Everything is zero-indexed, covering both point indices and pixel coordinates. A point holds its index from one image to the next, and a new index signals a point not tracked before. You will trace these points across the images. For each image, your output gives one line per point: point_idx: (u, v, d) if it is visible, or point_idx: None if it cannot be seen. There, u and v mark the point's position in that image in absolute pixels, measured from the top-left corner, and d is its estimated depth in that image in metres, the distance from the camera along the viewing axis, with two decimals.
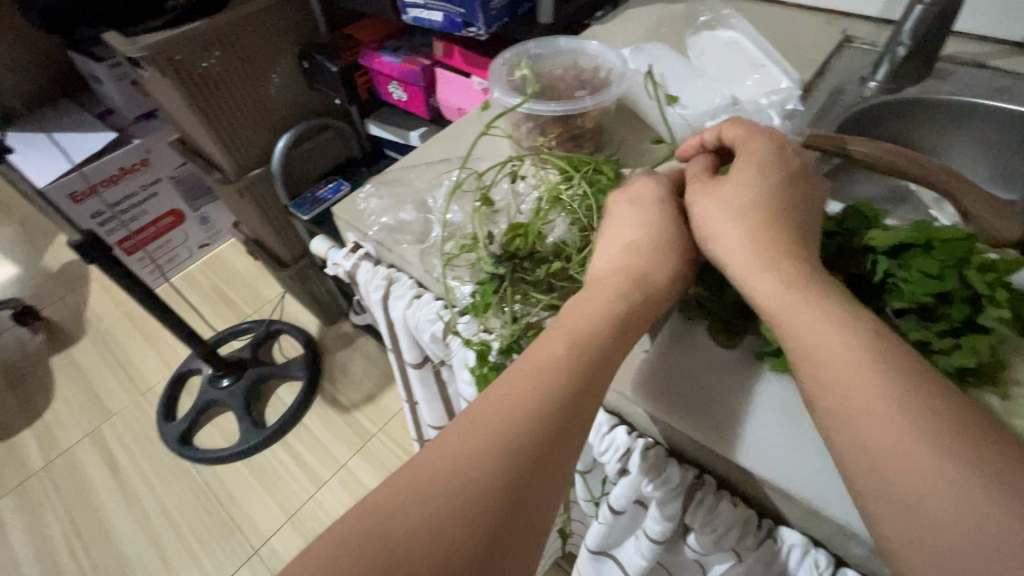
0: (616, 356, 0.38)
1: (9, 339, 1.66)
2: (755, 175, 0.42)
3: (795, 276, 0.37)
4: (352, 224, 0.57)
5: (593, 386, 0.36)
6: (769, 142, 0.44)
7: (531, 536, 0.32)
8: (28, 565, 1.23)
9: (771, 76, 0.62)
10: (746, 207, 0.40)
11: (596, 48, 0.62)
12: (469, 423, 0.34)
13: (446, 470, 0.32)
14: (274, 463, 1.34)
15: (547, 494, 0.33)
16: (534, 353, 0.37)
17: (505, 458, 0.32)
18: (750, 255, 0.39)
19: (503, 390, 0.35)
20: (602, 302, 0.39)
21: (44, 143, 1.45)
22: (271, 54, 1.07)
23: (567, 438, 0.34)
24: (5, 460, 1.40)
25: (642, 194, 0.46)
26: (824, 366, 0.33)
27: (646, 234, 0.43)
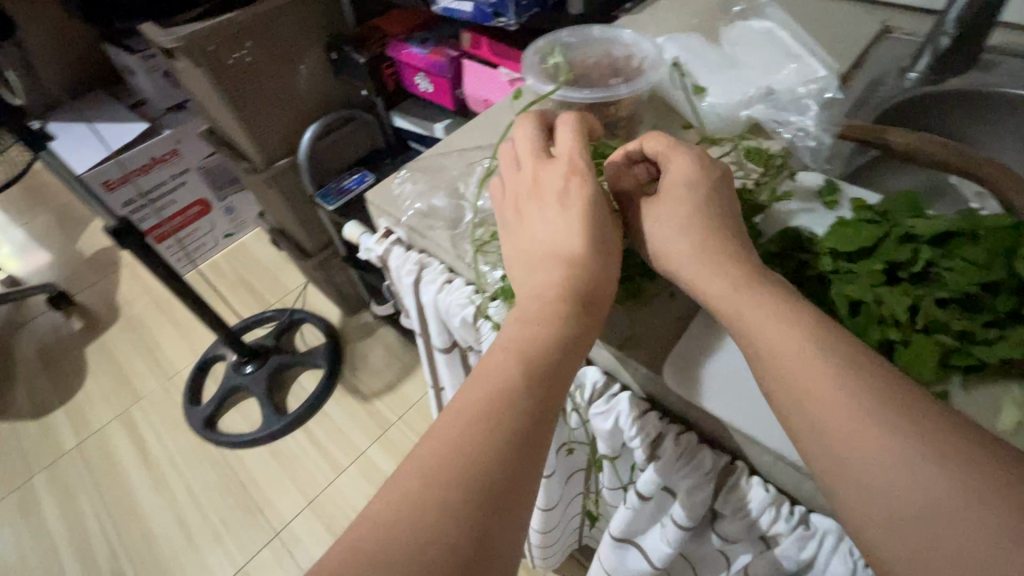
0: (563, 368, 0.38)
1: (44, 322, 1.72)
2: (687, 185, 0.42)
3: (743, 282, 0.38)
4: (386, 209, 0.58)
5: (545, 401, 0.37)
6: (693, 149, 0.44)
7: (510, 540, 0.33)
8: (61, 540, 1.28)
9: (808, 66, 0.61)
10: (683, 222, 0.42)
11: (629, 38, 0.62)
12: (424, 464, 0.34)
13: (407, 519, 0.32)
14: (296, 449, 1.37)
15: (522, 497, 0.34)
16: (481, 380, 0.37)
17: (465, 494, 0.32)
18: (691, 265, 0.40)
19: (453, 425, 0.35)
20: (548, 304, 0.40)
21: (81, 132, 1.49)
22: (302, 46, 1.09)
23: (532, 442, 0.35)
24: (40, 438, 1.45)
25: (568, 197, 0.43)
26: (808, 377, 0.33)
27: (576, 241, 0.42)
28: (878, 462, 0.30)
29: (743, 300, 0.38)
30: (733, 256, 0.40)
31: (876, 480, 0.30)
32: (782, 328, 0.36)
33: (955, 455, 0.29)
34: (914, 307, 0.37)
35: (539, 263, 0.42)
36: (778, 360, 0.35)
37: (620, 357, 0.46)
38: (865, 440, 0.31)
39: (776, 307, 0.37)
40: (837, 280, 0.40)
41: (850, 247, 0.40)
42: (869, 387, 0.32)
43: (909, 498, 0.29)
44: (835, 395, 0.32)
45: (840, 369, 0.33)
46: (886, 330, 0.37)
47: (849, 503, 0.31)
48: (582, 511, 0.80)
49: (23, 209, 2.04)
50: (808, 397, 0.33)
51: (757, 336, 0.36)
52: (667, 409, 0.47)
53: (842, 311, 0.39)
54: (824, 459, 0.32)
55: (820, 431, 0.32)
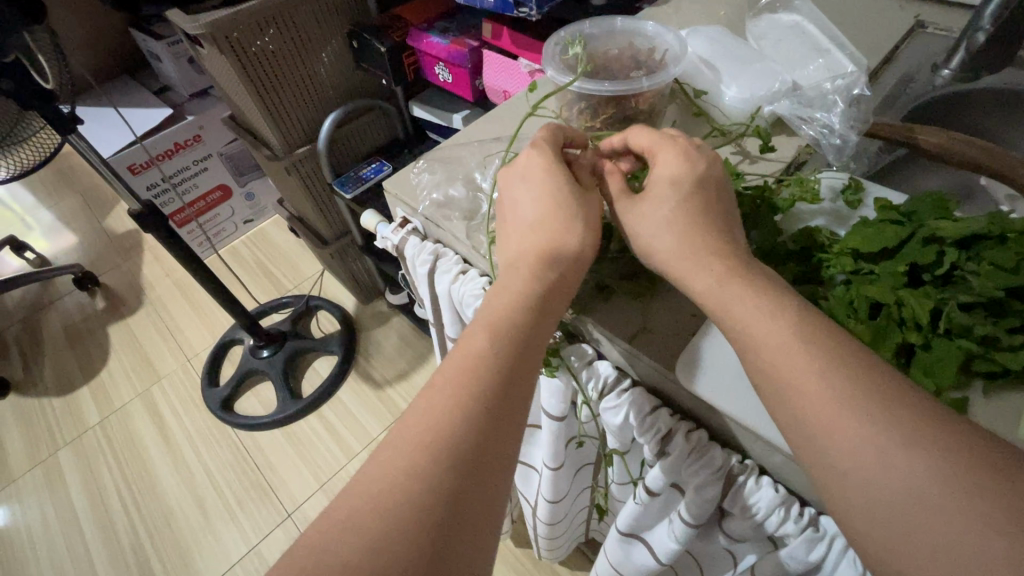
0: (534, 341, 0.40)
1: (70, 301, 1.77)
2: (671, 181, 0.42)
3: (730, 277, 0.38)
4: (404, 198, 0.59)
5: (516, 374, 0.38)
6: (677, 142, 0.44)
7: (486, 511, 0.34)
8: (84, 512, 1.32)
9: (836, 61, 0.60)
10: (665, 219, 0.41)
11: (652, 30, 0.61)
12: (399, 438, 0.36)
13: (381, 490, 0.33)
14: (309, 432, 1.40)
15: (497, 470, 0.36)
16: (453, 357, 0.39)
17: (438, 463, 0.34)
18: (679, 261, 0.40)
19: (427, 399, 0.37)
20: (518, 289, 0.41)
21: (108, 117, 1.53)
22: (323, 35, 1.09)
23: (503, 417, 0.37)
24: (65, 413, 1.50)
25: (530, 170, 0.46)
26: (809, 380, 0.33)
27: (540, 212, 0.44)
28: (876, 466, 0.30)
29: (744, 299, 0.37)
30: (727, 256, 0.39)
31: (876, 485, 0.30)
32: (782, 329, 0.35)
33: (958, 459, 0.29)
34: (937, 310, 0.37)
35: (511, 240, 0.45)
36: (778, 364, 0.34)
37: (633, 352, 0.46)
38: (864, 443, 0.30)
39: (781, 309, 0.36)
40: (858, 281, 0.40)
41: (872, 247, 0.40)
42: (870, 389, 0.32)
43: (909, 503, 0.29)
44: (838, 398, 0.32)
45: (843, 371, 0.33)
46: (906, 333, 0.37)
47: (848, 506, 0.31)
48: (589, 504, 0.80)
49: (51, 190, 2.09)
50: (808, 401, 0.33)
51: (753, 338, 0.36)
52: (679, 405, 0.46)
53: (863, 313, 0.38)
54: (825, 463, 0.32)
55: (819, 435, 0.32)
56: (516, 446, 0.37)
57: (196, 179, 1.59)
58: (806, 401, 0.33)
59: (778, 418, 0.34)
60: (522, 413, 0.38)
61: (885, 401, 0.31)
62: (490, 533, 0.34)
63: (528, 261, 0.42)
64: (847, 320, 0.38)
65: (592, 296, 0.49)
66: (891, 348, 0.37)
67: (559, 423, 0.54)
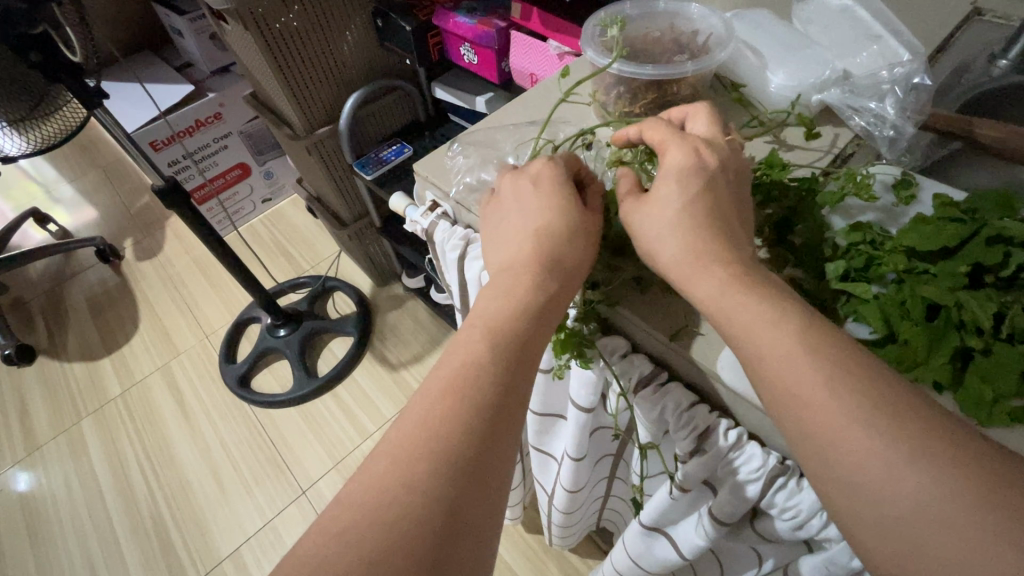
0: (531, 346, 0.40)
1: (92, 274, 1.79)
2: (677, 182, 0.40)
3: (752, 277, 0.37)
4: (436, 182, 0.58)
5: (515, 379, 0.38)
6: (686, 140, 0.42)
7: (484, 515, 0.35)
8: (105, 479, 1.36)
9: (890, 48, 0.57)
10: (672, 221, 0.39)
11: (697, 11, 0.59)
12: (395, 446, 0.35)
13: (379, 502, 0.33)
14: (323, 412, 1.41)
15: (496, 475, 0.36)
16: (450, 361, 0.39)
17: (435, 474, 0.34)
18: (682, 268, 0.38)
19: (424, 408, 0.37)
20: (518, 292, 0.40)
21: (133, 92, 1.53)
22: (347, 13, 1.07)
23: (500, 423, 0.37)
24: (86, 384, 1.53)
25: (541, 178, 0.45)
26: (817, 390, 0.31)
27: (540, 223, 0.43)
28: (885, 480, 0.29)
29: (748, 309, 0.35)
30: (742, 258, 0.38)
31: (884, 499, 0.29)
32: (787, 338, 0.33)
33: (975, 476, 0.28)
34: (1000, 313, 0.35)
35: (508, 247, 0.44)
36: (784, 375, 0.33)
37: (670, 346, 0.44)
38: (877, 455, 0.29)
39: (790, 316, 0.34)
40: (913, 281, 0.38)
41: (930, 246, 0.38)
42: (880, 401, 0.30)
43: (919, 519, 0.28)
44: (846, 410, 0.30)
45: (851, 384, 0.31)
46: (966, 337, 0.35)
47: (854, 517, 0.30)
48: (606, 495, 0.79)
49: (75, 164, 2.11)
50: (814, 412, 0.31)
51: (758, 348, 0.34)
52: (715, 402, 0.45)
53: (918, 315, 0.36)
54: (832, 475, 0.30)
55: (826, 447, 0.31)
56: (511, 454, 0.37)
57: (217, 157, 1.59)
58: (814, 412, 0.31)
59: (785, 427, 0.33)
60: (518, 417, 0.38)
61: (910, 412, 0.30)
62: (489, 536, 0.35)
63: (527, 266, 0.41)
64: (901, 321, 0.37)
65: (628, 286, 0.48)
66: (947, 354, 0.35)
67: (587, 415, 0.53)
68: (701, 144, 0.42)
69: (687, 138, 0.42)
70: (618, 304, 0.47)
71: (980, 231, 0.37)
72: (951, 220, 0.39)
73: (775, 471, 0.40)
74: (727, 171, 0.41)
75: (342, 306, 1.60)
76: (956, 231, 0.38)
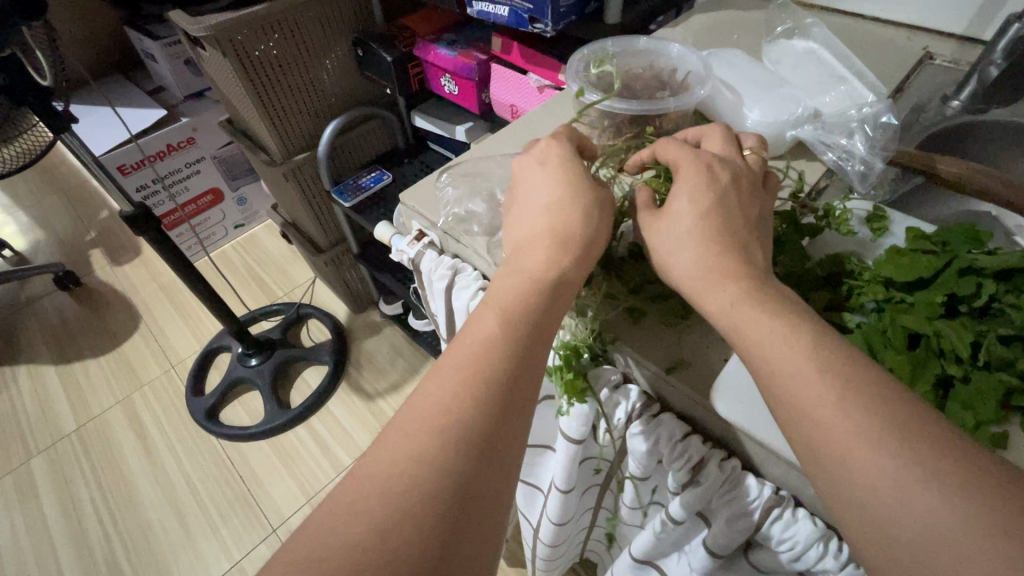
0: (546, 326, 0.39)
1: (49, 303, 1.71)
2: (689, 197, 0.40)
3: (752, 293, 0.36)
4: (422, 213, 0.58)
5: (529, 359, 0.37)
6: (698, 157, 0.42)
7: (497, 495, 0.33)
8: (55, 523, 1.27)
9: (856, 89, 0.61)
10: (683, 235, 0.40)
11: (677, 51, 0.61)
12: (406, 422, 0.34)
13: (390, 473, 0.32)
14: (296, 444, 1.36)
15: (510, 454, 0.35)
16: (465, 340, 0.38)
17: (449, 447, 0.33)
18: (695, 282, 0.38)
19: (437, 385, 0.36)
20: (530, 273, 0.40)
21: (102, 115, 1.49)
22: (327, 41, 1.08)
23: (515, 403, 0.36)
24: (38, 419, 1.44)
25: (547, 155, 0.46)
26: (828, 408, 0.31)
27: (555, 196, 0.43)
28: (896, 500, 0.28)
29: (759, 327, 0.35)
30: (747, 274, 0.38)
31: (897, 522, 0.28)
32: (797, 355, 0.33)
33: (988, 500, 0.27)
34: (976, 342, 0.37)
35: (521, 226, 0.44)
36: (795, 392, 0.32)
37: (666, 379, 0.45)
38: (892, 476, 0.28)
39: (800, 334, 0.34)
40: (892, 310, 0.40)
41: (906, 277, 0.40)
42: (890, 420, 0.30)
43: (930, 544, 0.27)
44: (857, 429, 0.30)
45: (861, 403, 0.31)
46: (946, 365, 0.36)
47: (867, 541, 0.29)
48: (591, 526, 0.77)
49: (34, 189, 2.03)
50: (824, 431, 0.31)
51: (769, 364, 0.34)
52: (709, 433, 0.46)
53: (900, 344, 0.38)
54: (845, 497, 0.30)
55: (834, 466, 0.30)
56: (524, 435, 0.36)
57: (188, 182, 1.55)
58: (826, 431, 0.31)
59: (795, 447, 0.32)
60: (533, 397, 0.37)
61: (921, 429, 0.30)
62: (502, 516, 0.34)
63: (543, 242, 0.41)
64: (885, 350, 0.38)
65: (621, 318, 0.48)
66: (930, 381, 0.36)
67: (577, 447, 0.52)
68: (712, 162, 0.42)
69: (701, 155, 0.43)
70: (610, 335, 0.47)
71: (951, 264, 0.40)
72: (924, 253, 0.41)
73: (771, 501, 0.41)
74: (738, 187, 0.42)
75: (317, 334, 1.56)
76: (931, 263, 0.40)
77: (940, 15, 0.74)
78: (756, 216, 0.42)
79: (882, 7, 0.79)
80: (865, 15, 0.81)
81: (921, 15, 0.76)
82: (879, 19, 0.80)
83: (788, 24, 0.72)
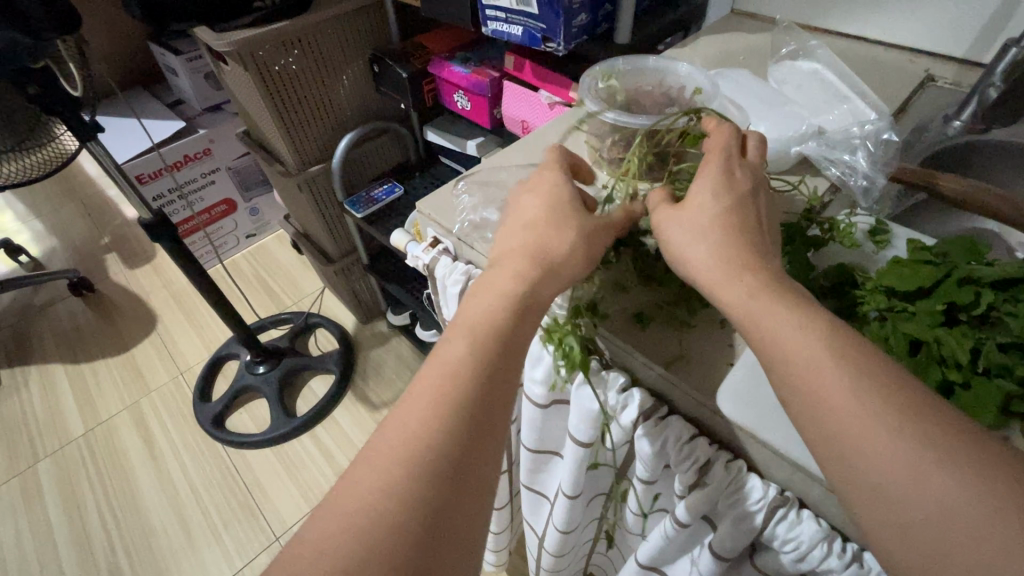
0: (517, 346, 0.40)
1: (62, 309, 1.74)
2: (711, 193, 0.42)
3: (762, 286, 0.38)
4: (437, 220, 0.61)
5: (498, 380, 0.38)
6: (724, 163, 0.45)
7: (468, 517, 0.34)
8: (60, 527, 1.27)
9: (859, 108, 0.63)
10: (701, 231, 0.41)
11: (684, 70, 0.64)
12: (376, 450, 0.35)
13: (357, 508, 0.32)
14: (301, 452, 1.37)
15: (481, 476, 0.36)
16: (434, 363, 0.39)
17: (418, 478, 0.33)
18: (712, 273, 0.39)
19: (405, 414, 0.36)
20: (502, 294, 0.41)
21: (123, 126, 1.54)
22: (344, 58, 1.12)
23: (485, 424, 0.37)
24: (47, 423, 1.46)
25: (538, 183, 0.48)
26: (841, 396, 0.32)
27: (537, 217, 0.45)
28: (908, 483, 0.29)
29: (775, 316, 0.36)
30: (761, 269, 0.39)
31: (909, 503, 0.29)
32: (813, 344, 0.34)
33: (997, 483, 0.28)
34: (976, 349, 0.38)
35: (501, 244, 0.46)
36: (810, 381, 0.33)
37: (671, 378, 0.46)
38: (902, 459, 0.30)
39: (815, 324, 0.35)
40: (893, 318, 0.41)
41: (907, 287, 0.41)
42: (901, 404, 0.31)
43: (943, 522, 0.28)
44: (871, 416, 0.31)
45: (874, 390, 0.32)
46: (947, 372, 0.37)
47: (878, 525, 0.30)
48: (595, 538, 0.77)
49: (51, 197, 2.08)
50: (838, 417, 0.32)
51: (785, 354, 0.35)
52: (715, 435, 0.47)
53: (901, 350, 0.39)
54: (858, 481, 0.31)
55: (848, 451, 0.31)
56: (497, 453, 0.37)
57: (203, 191, 1.59)
58: (839, 418, 0.32)
59: (808, 435, 0.34)
60: (503, 416, 0.38)
61: (929, 413, 0.31)
62: (474, 538, 0.35)
63: (519, 262, 0.43)
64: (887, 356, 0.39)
65: (628, 323, 0.50)
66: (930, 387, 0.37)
67: (587, 451, 0.53)
68: (730, 168, 0.44)
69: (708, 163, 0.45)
70: (616, 336, 0.50)
71: (952, 274, 0.41)
72: (927, 263, 0.42)
73: (776, 502, 0.42)
74: (755, 196, 0.44)
75: (324, 343, 1.58)
76: (933, 272, 0.41)
77: (941, 39, 0.77)
78: (765, 218, 0.44)
79: (885, 31, 0.81)
80: (866, 38, 0.84)
81: (923, 39, 0.78)
82: (880, 42, 0.82)
83: (792, 46, 0.75)
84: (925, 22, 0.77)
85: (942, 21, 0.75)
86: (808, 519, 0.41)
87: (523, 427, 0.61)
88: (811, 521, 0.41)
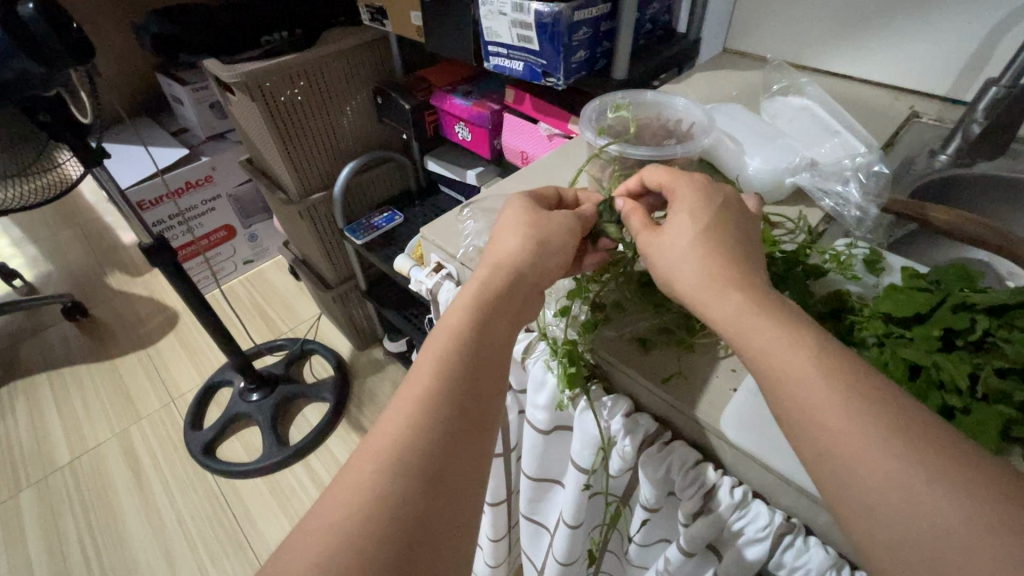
0: (497, 339, 0.42)
1: (54, 334, 1.72)
2: (681, 220, 0.44)
3: (753, 302, 0.39)
4: (441, 246, 0.62)
5: (482, 372, 0.40)
6: (682, 184, 0.46)
7: (459, 504, 0.35)
8: (38, 561, 1.22)
9: (850, 141, 0.65)
10: (682, 252, 0.42)
11: (682, 104, 0.66)
12: (367, 442, 0.36)
13: (347, 497, 0.33)
14: (292, 481, 1.34)
15: (472, 464, 0.36)
16: (418, 361, 0.40)
17: (408, 463, 0.34)
18: (700, 294, 0.41)
19: (395, 408, 0.37)
20: (483, 294, 0.43)
21: (128, 152, 1.56)
22: (349, 90, 1.15)
23: (471, 414, 0.38)
24: (32, 452, 1.42)
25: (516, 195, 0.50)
26: (835, 413, 0.33)
27: (512, 221, 0.48)
28: (902, 502, 0.29)
29: (764, 333, 0.37)
30: (750, 292, 0.40)
31: (904, 522, 0.29)
32: (802, 360, 0.35)
33: (994, 500, 0.28)
34: (975, 373, 0.39)
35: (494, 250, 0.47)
36: (803, 397, 0.34)
37: (672, 401, 0.47)
38: (892, 477, 0.30)
39: (801, 341, 0.36)
40: (892, 343, 0.42)
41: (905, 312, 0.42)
42: (894, 422, 0.32)
43: (938, 541, 0.28)
44: (863, 432, 0.32)
45: (866, 407, 0.32)
46: (947, 396, 0.38)
47: (872, 540, 0.30)
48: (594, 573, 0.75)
49: (50, 223, 2.09)
50: (831, 435, 0.32)
51: (775, 373, 0.36)
52: (721, 461, 0.47)
53: (902, 374, 0.40)
54: (853, 500, 0.31)
55: (842, 468, 0.32)
56: (488, 451, 0.38)
57: (204, 217, 1.60)
58: (830, 435, 0.32)
59: (801, 453, 0.34)
60: (490, 409, 0.39)
61: (921, 431, 0.31)
62: (467, 525, 0.35)
63: (499, 266, 0.45)
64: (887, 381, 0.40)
65: (631, 347, 0.51)
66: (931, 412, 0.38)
67: (588, 478, 0.53)
68: (694, 185, 0.46)
69: (682, 181, 0.47)
70: (621, 361, 0.50)
71: (948, 299, 0.42)
72: (922, 291, 0.44)
73: (783, 528, 0.41)
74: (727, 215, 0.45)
75: (319, 370, 1.56)
76: (926, 298, 0.43)
77: (923, 78, 0.81)
78: (749, 246, 0.44)
79: (869, 70, 0.85)
80: (853, 77, 0.87)
81: (905, 78, 0.82)
82: (866, 81, 0.86)
83: (784, 83, 0.78)
84: (908, 63, 0.81)
85: (926, 63, 0.79)
86: (812, 544, 0.41)
87: (524, 454, 0.61)
88: (817, 547, 0.40)
